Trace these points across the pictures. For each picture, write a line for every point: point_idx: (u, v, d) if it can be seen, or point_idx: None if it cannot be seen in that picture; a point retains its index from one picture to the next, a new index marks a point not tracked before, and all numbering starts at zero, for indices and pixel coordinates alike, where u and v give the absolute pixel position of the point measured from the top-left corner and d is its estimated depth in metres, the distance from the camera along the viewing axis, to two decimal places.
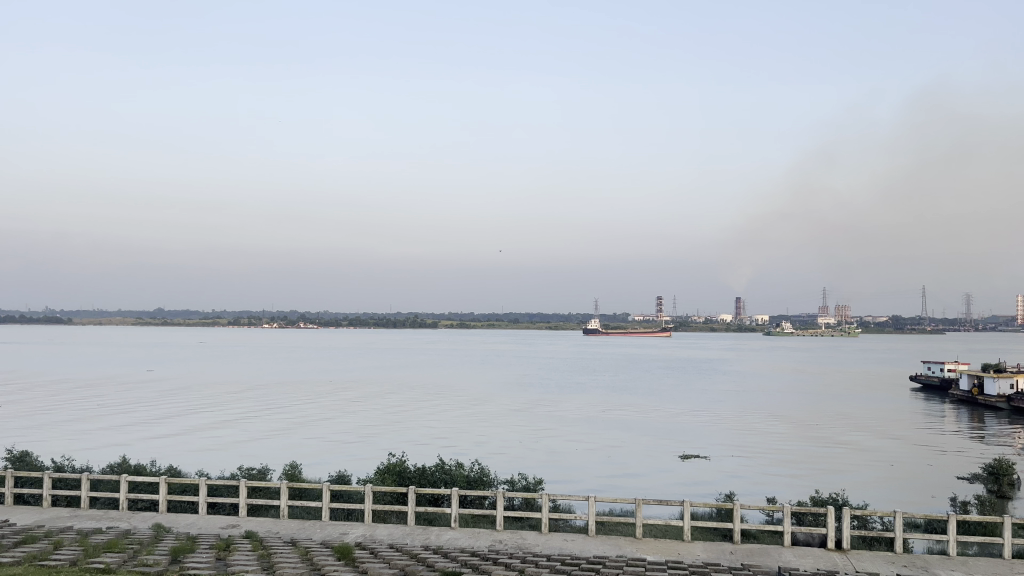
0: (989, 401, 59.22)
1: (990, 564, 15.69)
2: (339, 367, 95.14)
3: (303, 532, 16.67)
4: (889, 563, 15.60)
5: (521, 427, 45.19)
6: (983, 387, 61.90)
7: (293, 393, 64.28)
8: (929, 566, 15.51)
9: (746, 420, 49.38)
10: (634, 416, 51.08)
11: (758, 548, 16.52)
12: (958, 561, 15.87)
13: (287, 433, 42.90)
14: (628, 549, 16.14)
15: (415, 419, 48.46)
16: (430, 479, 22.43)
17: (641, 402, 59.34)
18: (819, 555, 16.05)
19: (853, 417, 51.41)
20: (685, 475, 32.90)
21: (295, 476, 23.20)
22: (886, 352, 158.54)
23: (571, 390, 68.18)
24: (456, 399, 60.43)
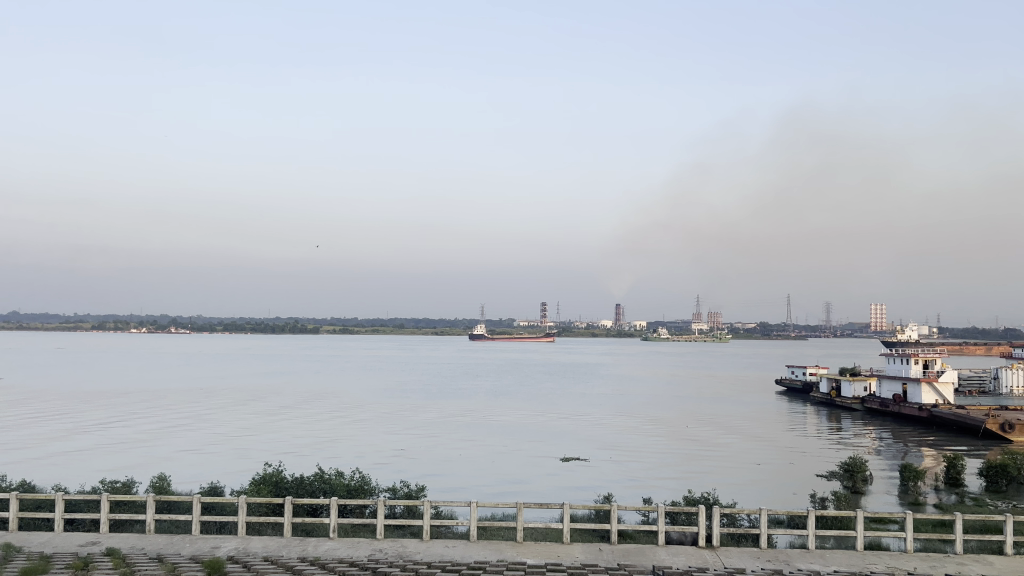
0: (846, 403, 63.29)
1: (845, 556, 16.76)
2: (213, 375, 92.00)
3: (170, 548, 15.87)
4: (754, 558, 16.38)
5: (402, 435, 44.83)
6: (840, 390, 66.04)
7: (163, 402, 61.60)
8: (791, 560, 16.39)
9: (624, 424, 50.82)
10: (516, 421, 51.64)
11: (634, 548, 16.93)
12: (816, 553, 16.84)
13: (157, 445, 41.03)
14: (509, 553, 16.24)
15: (294, 428, 47.28)
16: (308, 489, 21.87)
17: (522, 407, 60.11)
18: (691, 553, 16.67)
19: (722, 419, 53.76)
20: (565, 479, 33.52)
21: (163, 488, 22.10)
22: (753, 357, 166.88)
23: (453, 396, 68.21)
24: (336, 406, 59.47)
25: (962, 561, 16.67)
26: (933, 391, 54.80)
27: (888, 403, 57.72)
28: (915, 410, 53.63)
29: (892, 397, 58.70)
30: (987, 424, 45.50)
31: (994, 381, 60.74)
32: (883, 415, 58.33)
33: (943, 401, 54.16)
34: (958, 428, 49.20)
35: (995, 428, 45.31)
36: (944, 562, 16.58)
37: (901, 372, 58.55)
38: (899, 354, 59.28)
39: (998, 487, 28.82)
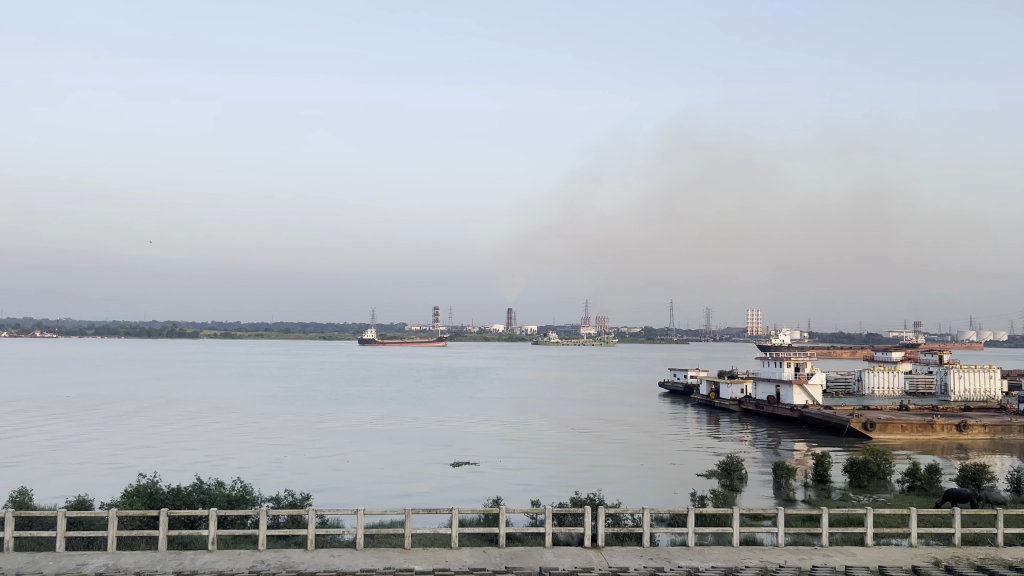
0: (723, 404, 66.12)
1: (722, 552, 17.46)
2: (81, 381, 86.95)
3: (32, 567, 14.87)
4: (637, 557, 16.85)
5: (288, 443, 43.72)
6: (719, 392, 68.99)
7: (24, 411, 57.71)
8: (672, 557, 16.94)
9: (513, 427, 51.39)
10: (405, 426, 51.30)
11: (522, 551, 17.06)
12: (695, 550, 17.49)
13: (17, 459, 38.41)
14: (397, 560, 16.07)
15: (170, 438, 45.24)
16: (186, 500, 20.97)
17: (411, 412, 59.65)
18: (577, 553, 16.97)
19: (608, 421, 55.14)
20: (454, 484, 33.49)
21: (24, 503, 20.67)
22: (636, 360, 172.37)
23: (341, 401, 67.16)
24: (216, 414, 57.31)
25: (828, 553, 17.68)
26: (803, 393, 58.23)
27: (763, 405, 60.57)
28: (786, 410, 56.48)
29: (766, 398, 61.75)
30: (852, 424, 48.49)
31: (858, 382, 64.96)
32: (758, 416, 61.17)
33: (813, 402, 57.63)
34: (826, 428, 52.17)
35: (858, 427, 48.32)
36: (812, 554, 17.55)
37: (774, 374, 61.60)
38: (773, 357, 62.35)
39: (860, 483, 30.73)
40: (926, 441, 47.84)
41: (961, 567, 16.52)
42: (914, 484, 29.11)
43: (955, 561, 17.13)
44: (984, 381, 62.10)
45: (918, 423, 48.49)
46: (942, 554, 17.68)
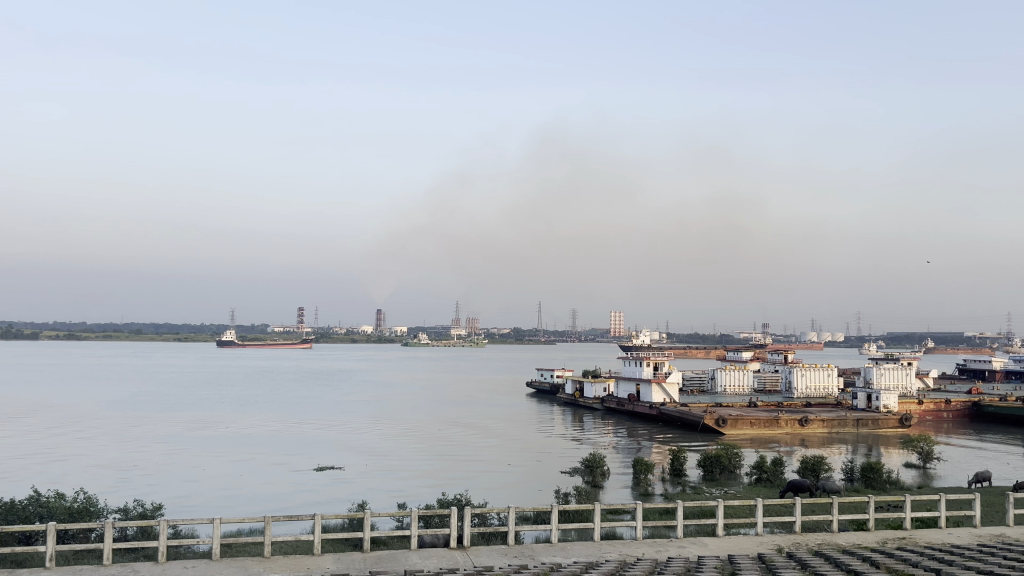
0: (586, 403, 67.99)
1: (584, 548, 17.91)
2: None
3: None
4: (502, 556, 17.02)
5: (138, 451, 41.41)
6: (583, 391, 70.81)
7: None
8: (536, 555, 17.21)
9: (378, 430, 50.79)
10: (266, 431, 49.71)
11: (386, 554, 16.84)
12: (558, 547, 17.85)
13: None
14: (256, 570, 15.48)
15: (2, 449, 41.79)
16: (21, 515, 19.42)
17: (272, 416, 57.83)
18: (442, 555, 16.95)
19: (474, 422, 55.46)
20: (317, 490, 32.70)
21: None
22: (502, 360, 174.66)
23: (196, 406, 64.31)
24: (55, 421, 53.44)
25: (682, 544, 18.52)
26: (662, 391, 60.60)
27: (624, 402, 62.66)
28: (646, 407, 58.64)
29: (627, 396, 63.88)
30: (706, 420, 50.91)
31: (711, 380, 68.38)
32: (620, 413, 63.20)
33: (670, 400, 59.98)
34: (682, 423, 54.59)
35: (712, 423, 50.77)
36: (667, 545, 18.34)
37: (635, 373, 63.90)
38: (634, 357, 64.64)
39: (712, 476, 32.37)
40: (772, 435, 51.04)
41: (801, 552, 17.73)
42: (761, 476, 30.98)
43: (796, 547, 18.37)
44: (823, 379, 66.86)
45: (765, 419, 51.73)
46: (784, 541, 18.89)
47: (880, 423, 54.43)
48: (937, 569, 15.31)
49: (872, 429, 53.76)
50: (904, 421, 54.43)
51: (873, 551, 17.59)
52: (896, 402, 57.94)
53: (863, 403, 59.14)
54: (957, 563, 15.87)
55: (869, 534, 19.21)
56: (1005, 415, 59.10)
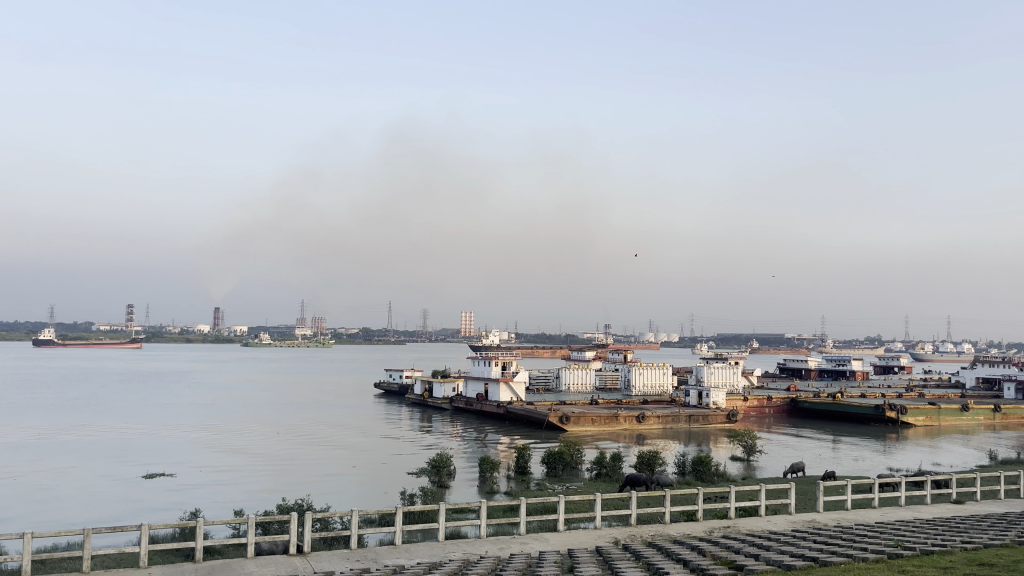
0: (434, 403, 67.96)
1: (427, 548, 17.88)
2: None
3: None
4: (344, 560, 16.67)
5: None
6: (431, 391, 70.65)
7: None
8: (379, 557, 17.02)
9: (216, 434, 48.46)
10: (90, 438, 46.31)
11: (220, 564, 16.07)
12: (401, 549, 17.69)
13: None
14: None
15: None
16: None
17: (95, 421, 53.96)
18: (281, 562, 16.39)
19: (320, 424, 54.18)
20: (148, 500, 30.83)
21: None
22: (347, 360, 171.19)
23: (9, 412, 58.95)
24: None
25: (525, 540, 18.88)
26: (509, 390, 61.54)
27: (471, 402, 63.10)
28: (493, 407, 59.31)
29: (475, 396, 64.35)
30: (551, 417, 52.16)
31: (556, 379, 70.12)
32: (467, 413, 63.57)
33: (517, 399, 61.07)
34: (528, 422, 55.63)
35: (556, 421, 52.10)
36: (510, 542, 18.64)
37: (483, 373, 64.52)
38: (482, 357, 65.25)
39: (555, 473, 33.18)
40: (612, 431, 53.03)
41: (635, 544, 18.51)
42: (601, 472, 32.11)
43: (631, 539, 19.17)
44: (659, 377, 70.20)
45: (607, 416, 53.64)
46: (620, 534, 19.63)
47: (710, 419, 57.74)
48: (756, 555, 16.42)
49: (702, 424, 57.01)
50: (732, 416, 58.14)
51: (700, 540, 18.67)
52: (724, 399, 61.71)
53: (695, 400, 62.51)
54: (773, 548, 17.11)
55: (697, 525, 20.32)
56: (818, 410, 64.35)
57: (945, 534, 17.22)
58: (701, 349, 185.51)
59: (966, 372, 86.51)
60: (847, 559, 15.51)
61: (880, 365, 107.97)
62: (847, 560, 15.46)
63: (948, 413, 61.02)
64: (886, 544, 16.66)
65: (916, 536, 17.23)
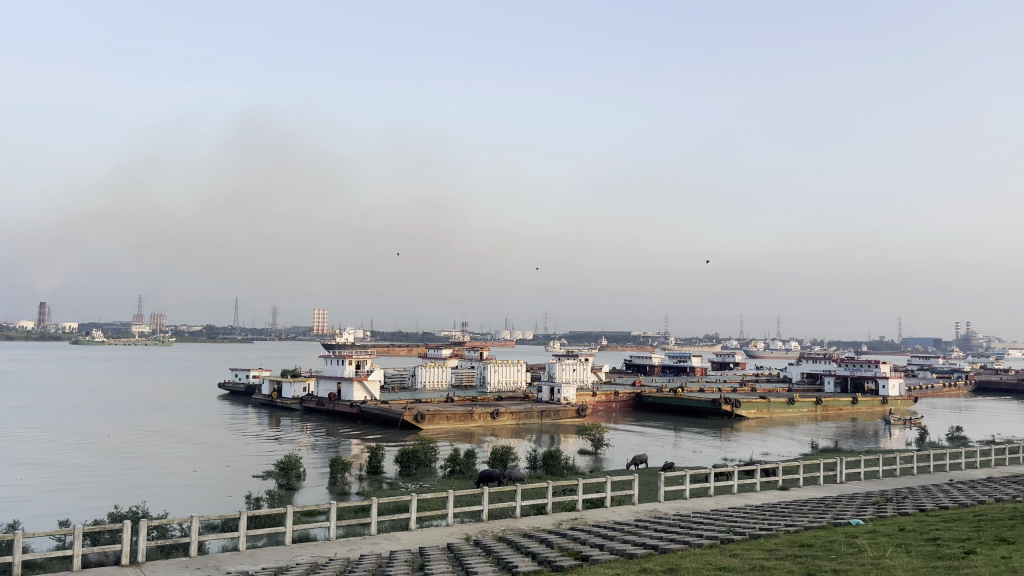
0: (283, 403, 65.92)
1: (273, 553, 17.30)
2: None
3: None
4: (182, 569, 15.83)
5: None
6: (280, 391, 68.38)
7: None
8: (220, 564, 16.27)
9: (40, 440, 44.81)
10: None
11: None
12: (246, 554, 17.01)
13: None
14: None
15: None
16: None
17: None
18: (112, 574, 15.35)
19: (160, 427, 51.35)
20: None
21: None
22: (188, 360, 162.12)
23: None
24: None
25: (375, 541, 18.64)
26: (363, 389, 60.75)
27: (323, 402, 61.68)
28: (345, 406, 58.28)
29: (327, 395, 62.93)
30: (404, 416, 51.81)
31: (411, 377, 69.77)
32: (318, 413, 62.07)
33: (371, 397, 60.34)
34: (382, 421, 55.02)
35: (409, 419, 51.77)
36: (360, 543, 18.36)
37: (335, 372, 63.27)
38: (335, 356, 63.87)
39: (408, 471, 33.01)
40: (466, 428, 53.36)
41: (485, 539, 18.70)
42: (455, 469, 32.26)
43: (482, 534, 19.36)
44: (513, 374, 71.37)
45: (461, 413, 53.88)
46: (471, 530, 19.80)
47: (561, 414, 59.29)
48: (601, 545, 17.01)
49: (554, 419, 58.49)
50: (582, 411, 60.07)
51: (549, 532, 19.13)
52: (574, 394, 63.58)
53: (547, 396, 63.95)
54: (617, 537, 17.81)
55: (546, 517, 20.82)
56: (661, 405, 67.43)
57: (771, 518, 18.51)
58: (551, 346, 189.82)
59: (792, 367, 93.36)
60: (684, 546, 16.33)
61: (717, 361, 114.52)
62: (684, 546, 16.28)
63: (777, 405, 65.63)
64: (719, 529, 17.72)
65: (746, 521, 18.40)
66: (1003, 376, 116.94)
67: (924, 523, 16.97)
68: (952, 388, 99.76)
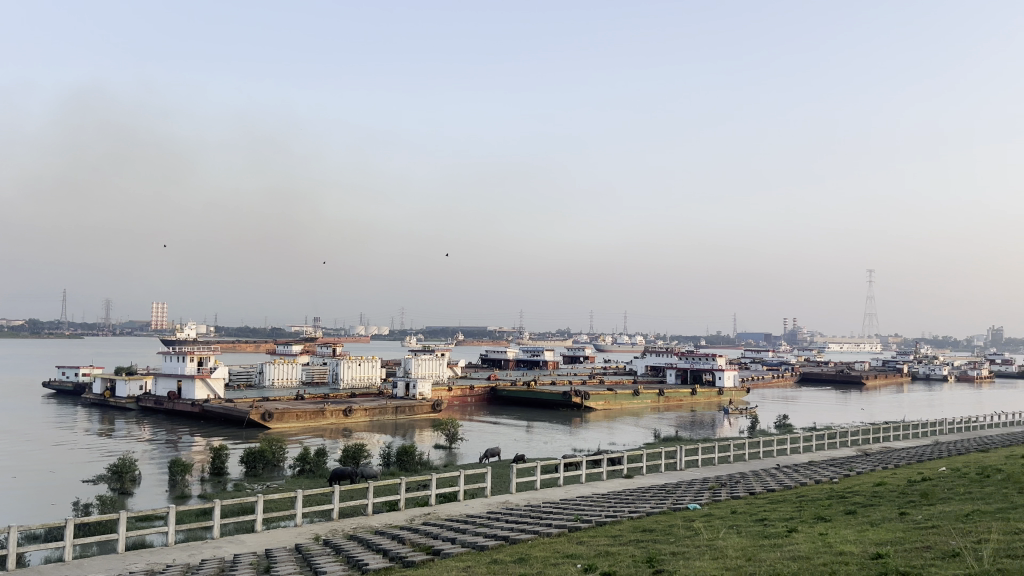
0: (117, 403, 61.86)
1: (104, 562, 16.20)
2: None
3: None
4: None
5: None
6: (114, 390, 64.09)
7: None
8: None
9: None
10: None
11: None
12: (73, 565, 15.83)
13: None
14: None
15: None
16: None
17: None
18: None
19: None
20: None
21: None
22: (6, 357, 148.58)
23: None
24: None
25: (218, 544, 17.86)
26: (206, 387, 58.09)
27: (162, 401, 58.41)
28: (187, 405, 55.49)
29: (166, 394, 59.62)
30: (252, 415, 49.93)
31: (259, 374, 67.35)
32: (157, 412, 58.73)
33: (215, 396, 57.80)
34: (227, 420, 52.80)
35: (257, 418, 49.94)
36: (201, 548, 17.53)
37: (176, 370, 60.08)
38: (176, 352, 60.63)
39: (255, 472, 31.86)
40: (317, 426, 52.14)
41: (336, 538, 18.35)
42: (304, 468, 31.45)
43: (332, 533, 18.96)
44: (367, 370, 70.48)
45: (311, 411, 52.60)
46: (321, 529, 19.35)
47: (415, 410, 59.09)
48: (453, 539, 17.10)
49: (408, 415, 58.23)
50: (436, 406, 60.17)
51: (400, 529, 19.01)
52: (429, 390, 63.57)
53: (401, 391, 63.60)
54: (469, 530, 17.96)
55: (398, 514, 20.68)
56: (515, 398, 68.58)
57: (617, 506, 19.26)
58: (407, 340, 188.46)
59: (637, 361, 97.42)
60: (534, 536, 16.69)
61: (568, 355, 117.87)
62: (533, 536, 16.64)
63: (624, 397, 68.38)
64: (567, 518, 18.24)
65: (593, 509, 19.05)
66: (822, 368, 127.35)
67: (753, 505, 18.21)
68: (779, 379, 107.57)
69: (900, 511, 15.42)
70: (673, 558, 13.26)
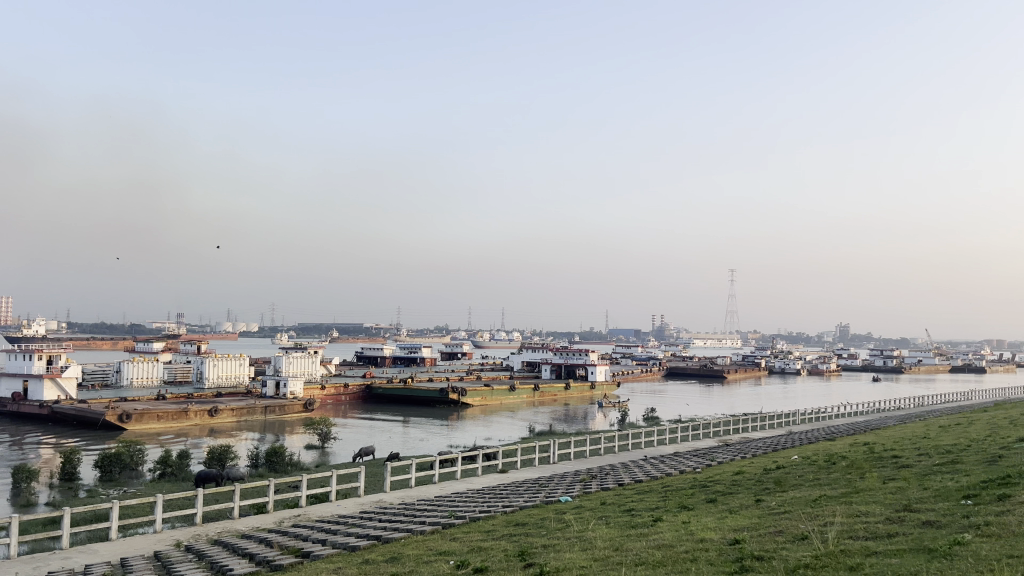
0: None
1: None
2: None
3: None
4: None
5: None
6: None
7: None
8: None
9: None
10: None
11: None
12: None
13: None
14: None
15: None
16: None
17: None
18: None
19: None
20: None
21: None
22: None
23: None
24: None
25: (69, 555, 16.73)
26: (56, 387, 54.36)
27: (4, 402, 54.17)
28: (33, 407, 51.70)
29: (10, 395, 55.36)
30: (108, 416, 47.11)
31: (116, 373, 63.61)
32: None
33: (66, 397, 54.21)
34: (80, 422, 49.58)
35: (113, 420, 47.14)
36: (48, 559, 16.36)
37: (22, 368, 55.85)
38: (22, 350, 56.34)
39: (110, 477, 30.01)
40: (180, 427, 49.82)
41: (199, 544, 17.56)
42: (165, 472, 29.91)
43: (195, 539, 18.13)
44: (234, 368, 67.98)
45: (174, 411, 50.24)
46: (183, 535, 18.46)
47: (286, 409, 57.46)
48: (324, 540, 16.71)
49: (278, 415, 56.56)
50: (308, 405, 58.75)
51: (269, 531, 18.40)
52: (300, 388, 61.95)
53: (271, 390, 61.68)
54: (341, 531, 17.61)
55: (267, 516, 20.00)
56: (390, 396, 67.85)
57: (491, 501, 19.38)
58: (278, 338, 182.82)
59: (513, 356, 98.44)
60: (407, 534, 16.54)
61: (446, 352, 117.70)
62: (406, 534, 16.49)
63: (500, 393, 68.96)
64: (441, 515, 18.18)
65: (467, 505, 19.07)
66: (688, 363, 132.83)
67: (622, 496, 18.75)
68: (647, 373, 111.44)
69: (755, 498, 16.28)
70: (544, 551, 13.45)
